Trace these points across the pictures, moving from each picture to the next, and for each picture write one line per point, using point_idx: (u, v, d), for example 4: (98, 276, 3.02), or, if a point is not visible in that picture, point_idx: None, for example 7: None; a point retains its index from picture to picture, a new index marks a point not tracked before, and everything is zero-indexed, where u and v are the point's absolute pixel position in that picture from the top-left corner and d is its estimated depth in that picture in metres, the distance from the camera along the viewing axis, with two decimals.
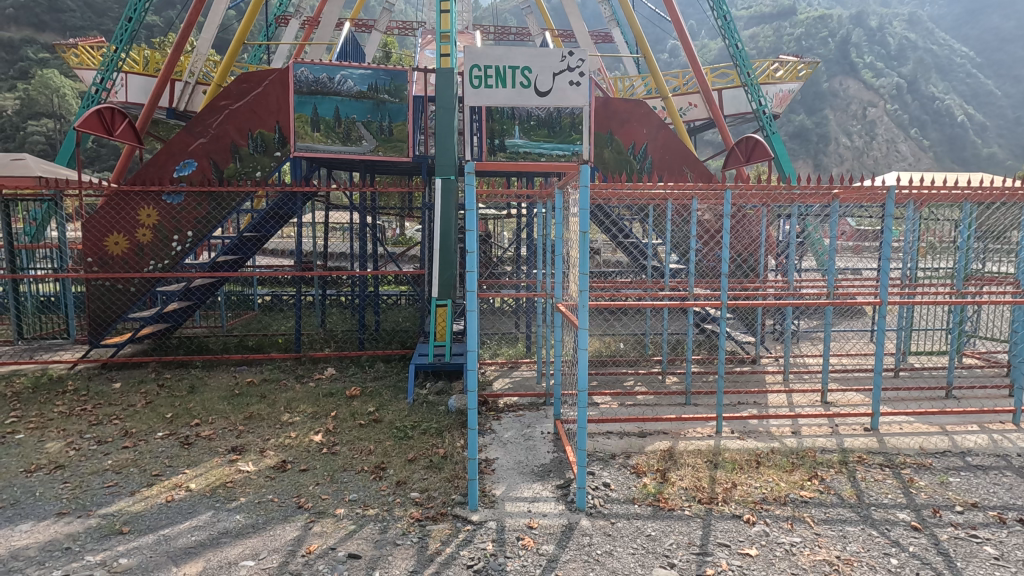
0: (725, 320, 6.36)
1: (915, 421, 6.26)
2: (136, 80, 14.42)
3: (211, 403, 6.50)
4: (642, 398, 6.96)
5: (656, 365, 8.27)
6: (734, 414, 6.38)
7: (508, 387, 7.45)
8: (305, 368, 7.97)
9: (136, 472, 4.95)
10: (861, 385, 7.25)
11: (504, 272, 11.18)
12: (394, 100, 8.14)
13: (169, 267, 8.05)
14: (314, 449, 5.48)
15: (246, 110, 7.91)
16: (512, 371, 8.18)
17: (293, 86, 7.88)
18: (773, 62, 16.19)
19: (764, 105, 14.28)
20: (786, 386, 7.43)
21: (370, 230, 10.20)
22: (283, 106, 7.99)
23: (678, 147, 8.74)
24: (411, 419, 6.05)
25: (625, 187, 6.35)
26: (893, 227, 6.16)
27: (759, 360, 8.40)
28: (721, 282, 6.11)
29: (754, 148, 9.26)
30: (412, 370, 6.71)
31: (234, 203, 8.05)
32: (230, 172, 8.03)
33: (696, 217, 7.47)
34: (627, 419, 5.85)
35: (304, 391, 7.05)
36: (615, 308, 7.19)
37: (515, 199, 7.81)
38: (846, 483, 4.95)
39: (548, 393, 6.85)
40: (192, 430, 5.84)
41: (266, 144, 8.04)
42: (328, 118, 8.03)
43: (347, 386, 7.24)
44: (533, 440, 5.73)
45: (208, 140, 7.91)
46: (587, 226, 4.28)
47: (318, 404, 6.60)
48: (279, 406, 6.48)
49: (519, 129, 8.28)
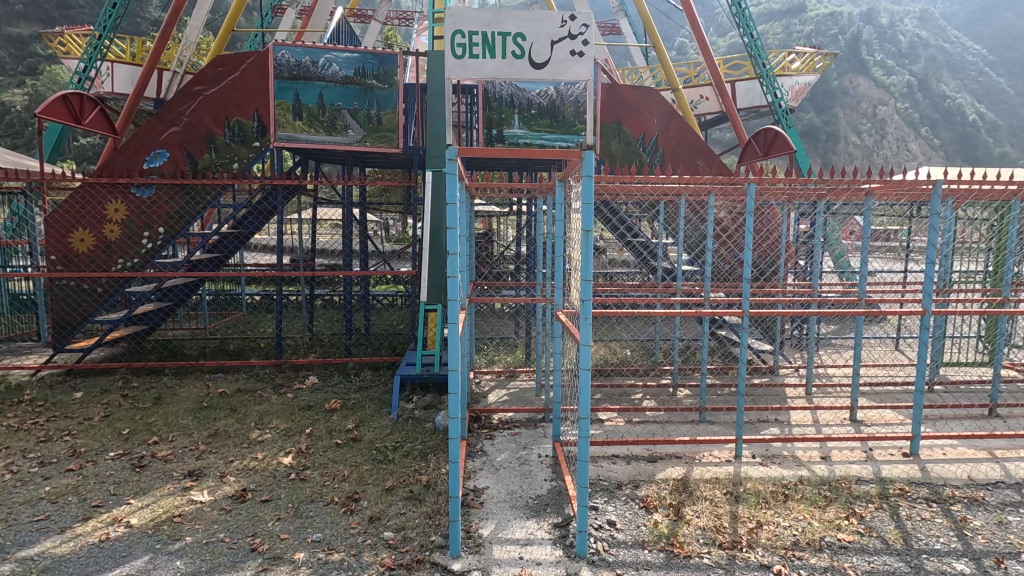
0: (746, 329, 5.65)
1: (959, 445, 5.57)
2: (122, 69, 13.79)
3: (175, 417, 5.88)
4: (651, 414, 6.31)
5: (666, 376, 7.61)
6: (754, 435, 5.71)
7: (505, 400, 6.81)
8: (285, 377, 7.37)
9: (74, 502, 4.34)
10: (894, 401, 6.56)
11: (504, 272, 10.54)
12: (384, 86, 7.48)
13: (139, 265, 7.45)
14: (281, 474, 4.86)
15: (221, 96, 7.29)
16: (509, 381, 7.56)
17: (272, 70, 7.24)
18: (789, 53, 15.41)
19: (780, 98, 13.52)
20: (810, 402, 6.75)
21: (360, 226, 9.51)
22: (262, 93, 7.37)
23: (692, 139, 8.07)
24: (394, 438, 5.42)
25: (634, 180, 5.67)
26: (939, 227, 5.44)
27: (778, 370, 7.74)
28: (743, 288, 5.41)
29: (774, 140, 8.51)
30: (396, 382, 6.08)
31: (209, 197, 7.44)
32: (206, 163, 7.42)
33: (712, 215, 6.81)
34: (635, 442, 5.20)
35: (281, 403, 6.44)
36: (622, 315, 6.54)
37: (512, 195, 7.15)
38: (889, 522, 4.29)
39: (547, 408, 6.21)
40: (148, 449, 5.24)
41: (244, 133, 7.41)
42: (311, 105, 7.37)
43: (328, 398, 6.63)
44: (529, 465, 5.09)
45: (182, 128, 7.32)
46: (590, 226, 3.62)
47: (293, 419, 5.98)
48: (249, 422, 5.86)
49: (518, 119, 7.72)
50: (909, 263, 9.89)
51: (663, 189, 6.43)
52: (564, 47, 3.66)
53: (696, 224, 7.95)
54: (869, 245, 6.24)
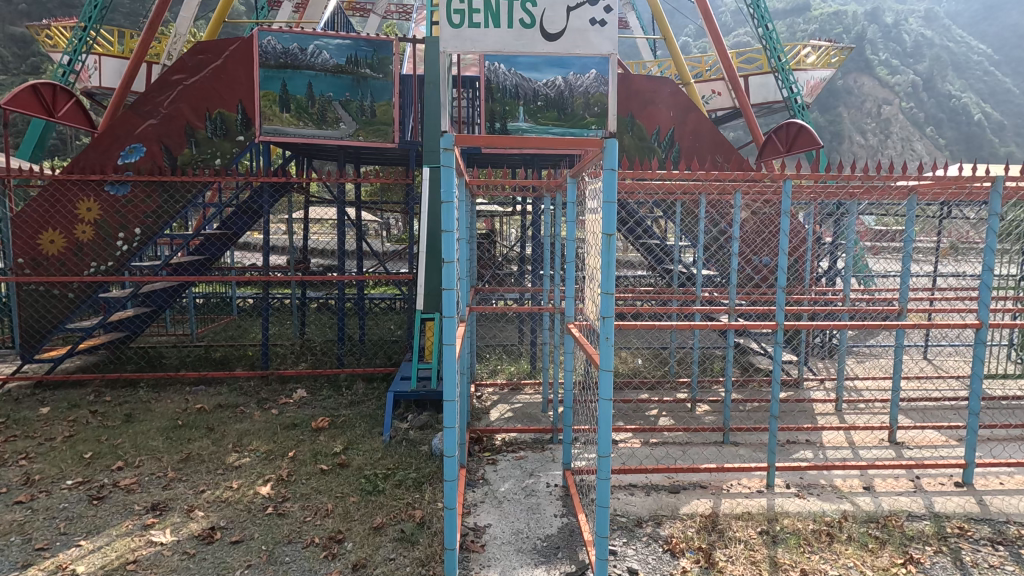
0: (780, 349, 4.84)
1: (1016, 473, 4.98)
2: (110, 63, 13.21)
3: (145, 438, 5.33)
4: (670, 434, 5.74)
5: (683, 389, 7.05)
6: (787, 461, 5.14)
7: (508, 417, 6.25)
8: (271, 390, 6.82)
9: (16, 544, 3.80)
10: (936, 420, 5.98)
11: (508, 276, 9.97)
12: (378, 76, 6.92)
13: (114, 270, 6.89)
14: (256, 507, 4.32)
15: (204, 86, 6.70)
16: (514, 395, 7.00)
17: (258, 58, 6.68)
18: (805, 46, 14.75)
19: (796, 93, 12.91)
20: (843, 420, 6.18)
21: (354, 227, 8.93)
22: (247, 82, 6.79)
23: (710, 133, 7.49)
24: (385, 464, 4.87)
25: (654, 176, 5.10)
26: (997, 230, 4.85)
27: (803, 383, 7.16)
28: (777, 299, 4.69)
29: (797, 134, 7.88)
30: (389, 399, 5.52)
31: (190, 195, 6.90)
32: (186, 159, 6.82)
33: (740, 217, 6.10)
34: (655, 470, 4.64)
35: (263, 421, 5.88)
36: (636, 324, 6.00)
37: (517, 194, 6.59)
38: (953, 571, 3.72)
39: (556, 429, 5.65)
40: (111, 476, 4.70)
41: (227, 126, 6.82)
42: (300, 96, 6.83)
43: (316, 415, 6.08)
44: (536, 497, 4.54)
45: (159, 121, 6.72)
46: (613, 230, 3.04)
47: (276, 440, 5.43)
48: (226, 443, 5.31)
49: (524, 112, 7.25)
50: (938, 266, 9.29)
51: (682, 188, 5.89)
52: (582, 14, 3.10)
53: (714, 225, 7.38)
54: (912, 248, 5.63)
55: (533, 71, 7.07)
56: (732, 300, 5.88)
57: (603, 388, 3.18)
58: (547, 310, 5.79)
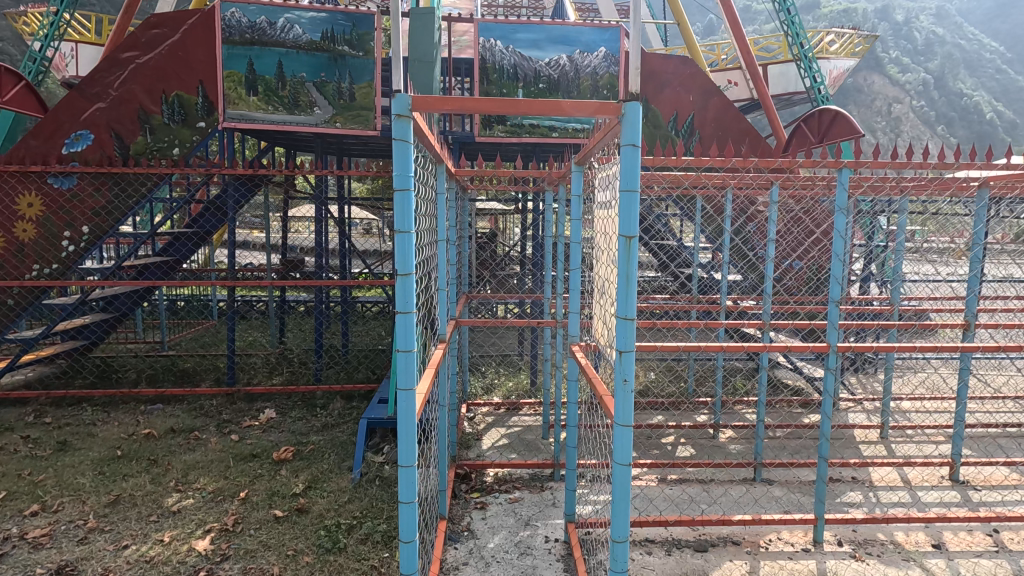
0: (832, 378, 3.95)
1: None
2: (88, 50, 12.32)
3: (74, 473, 4.54)
4: (692, 470, 4.90)
5: (703, 411, 6.20)
6: (834, 508, 4.29)
7: (503, 446, 5.43)
8: (235, 410, 6.02)
9: None
10: (1002, 454, 5.11)
11: (507, 279, 9.16)
12: (357, 54, 6.09)
13: (60, 273, 6.10)
14: (186, 571, 3.51)
15: (159, 65, 5.88)
16: (510, 417, 6.18)
17: (220, 34, 5.86)
18: (828, 33, 13.75)
19: (820, 82, 11.99)
20: (891, 452, 5.33)
21: (336, 225, 8.10)
22: (208, 62, 5.97)
23: (735, 121, 6.63)
24: (351, 512, 4.06)
25: (678, 163, 4.23)
26: None
27: (840, 405, 6.31)
28: (830, 315, 3.78)
29: (832, 122, 6.97)
30: (361, 429, 4.69)
31: (145, 189, 6.09)
32: (139, 148, 6.02)
33: (775, 215, 5.06)
34: (678, 523, 3.80)
35: (218, 450, 5.08)
36: (653, 325, 5.25)
37: (514, 189, 5.75)
38: None
39: (556, 463, 4.79)
40: (20, 525, 3.90)
41: (186, 111, 6.00)
42: (269, 77, 6.00)
43: (281, 443, 5.26)
44: (532, 557, 3.73)
45: (109, 105, 5.92)
46: (636, 231, 2.11)
47: (228, 475, 4.62)
48: (167, 479, 4.50)
49: (523, 95, 6.40)
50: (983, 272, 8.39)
51: (706, 181, 5.02)
52: None
53: (739, 223, 6.51)
54: (982, 253, 4.74)
55: (534, 49, 6.29)
56: (764, 310, 4.91)
57: (621, 453, 2.24)
58: (547, 323, 4.94)
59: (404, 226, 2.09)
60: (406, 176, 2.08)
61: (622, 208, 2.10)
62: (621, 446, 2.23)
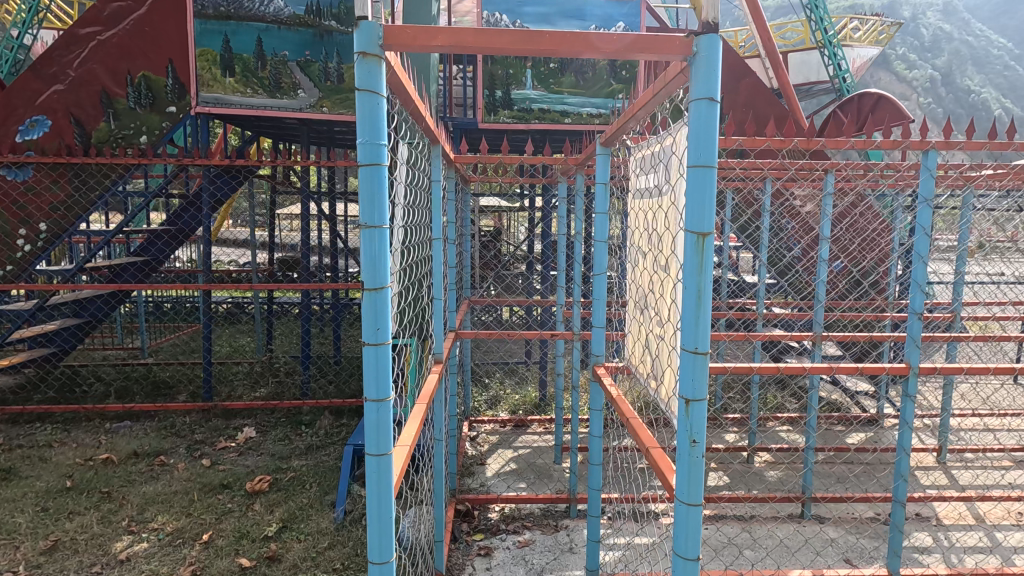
0: (908, 412, 3.12)
1: None
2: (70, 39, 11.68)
3: (12, 509, 3.90)
4: (730, 505, 4.22)
5: (734, 429, 5.54)
6: (905, 557, 3.62)
7: (510, 474, 4.77)
8: (209, 429, 5.38)
9: None
10: None
11: (512, 281, 8.52)
12: (346, 29, 5.46)
13: (15, 276, 5.46)
14: None
15: (125, 43, 5.26)
16: (518, 436, 5.53)
17: (191, 7, 5.19)
18: (852, 19, 13.04)
19: (844, 70, 11.30)
20: (955, 481, 4.65)
21: (328, 222, 7.46)
22: (179, 39, 5.31)
23: (768, 103, 5.92)
24: (330, 564, 3.42)
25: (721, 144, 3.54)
26: None
27: (886, 422, 5.64)
28: (909, 329, 3.05)
29: (875, 107, 6.27)
30: (346, 458, 4.02)
31: (109, 180, 5.45)
32: (102, 136, 5.38)
33: (830, 206, 4.23)
34: None
35: (185, 478, 4.43)
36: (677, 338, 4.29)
37: (522, 180, 5.09)
38: None
39: (571, 497, 4.13)
40: None
41: (153, 94, 5.33)
42: (247, 55, 5.32)
43: (257, 469, 4.62)
44: None
45: (68, 87, 5.29)
46: (714, 226, 1.45)
47: (192, 511, 3.98)
48: (119, 518, 3.86)
49: (532, 77, 5.66)
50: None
51: (746, 169, 4.33)
52: None
53: (773, 219, 5.83)
54: None
55: (544, 24, 5.63)
56: (817, 316, 4.06)
57: (683, 544, 1.56)
58: (562, 334, 4.24)
59: (378, 217, 1.43)
60: (379, 140, 1.42)
61: (691, 191, 1.44)
62: (683, 533, 1.56)
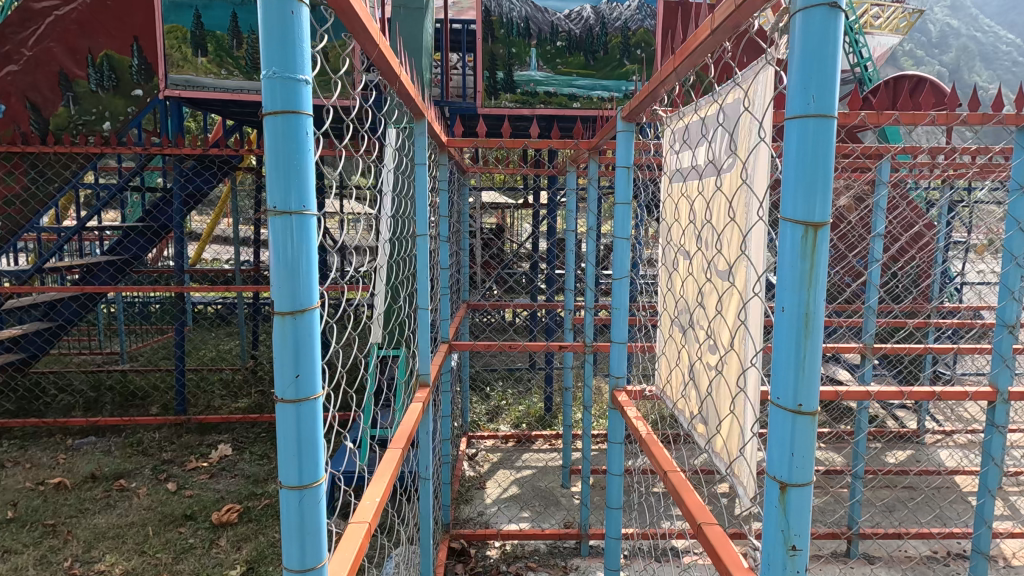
0: (995, 444, 2.60)
1: None
2: None
3: None
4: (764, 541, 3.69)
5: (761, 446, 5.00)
6: None
7: (513, 500, 4.24)
8: (180, 446, 4.87)
9: None
10: None
11: (516, 280, 7.99)
12: None
13: None
14: None
15: (83, 18, 4.80)
16: (522, 454, 5.00)
17: None
18: (871, 6, 12.47)
19: (866, 58, 10.74)
20: (1016, 510, 4.10)
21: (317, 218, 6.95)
22: (143, 14, 4.80)
23: None
24: None
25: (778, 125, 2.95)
26: None
27: (928, 439, 5.09)
28: (996, 345, 2.58)
29: (914, 89, 5.72)
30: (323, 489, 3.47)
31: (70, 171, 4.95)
32: (61, 122, 4.99)
33: (883, 198, 3.67)
34: None
35: (144, 507, 3.93)
36: None
37: (527, 169, 4.56)
38: None
39: (582, 533, 3.60)
40: None
41: (117, 75, 4.89)
42: (220, 33, 4.76)
43: (227, 495, 4.10)
44: None
45: (23, 68, 4.90)
46: (830, 212, 0.92)
47: (146, 548, 3.47)
48: (60, 558, 3.35)
49: (536, 57, 5.14)
50: None
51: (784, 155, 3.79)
52: None
53: None
54: None
55: None
56: (869, 327, 3.47)
57: None
58: (571, 345, 3.67)
59: (298, 199, 0.89)
60: (296, 74, 0.87)
61: (792, 158, 0.91)
62: None
